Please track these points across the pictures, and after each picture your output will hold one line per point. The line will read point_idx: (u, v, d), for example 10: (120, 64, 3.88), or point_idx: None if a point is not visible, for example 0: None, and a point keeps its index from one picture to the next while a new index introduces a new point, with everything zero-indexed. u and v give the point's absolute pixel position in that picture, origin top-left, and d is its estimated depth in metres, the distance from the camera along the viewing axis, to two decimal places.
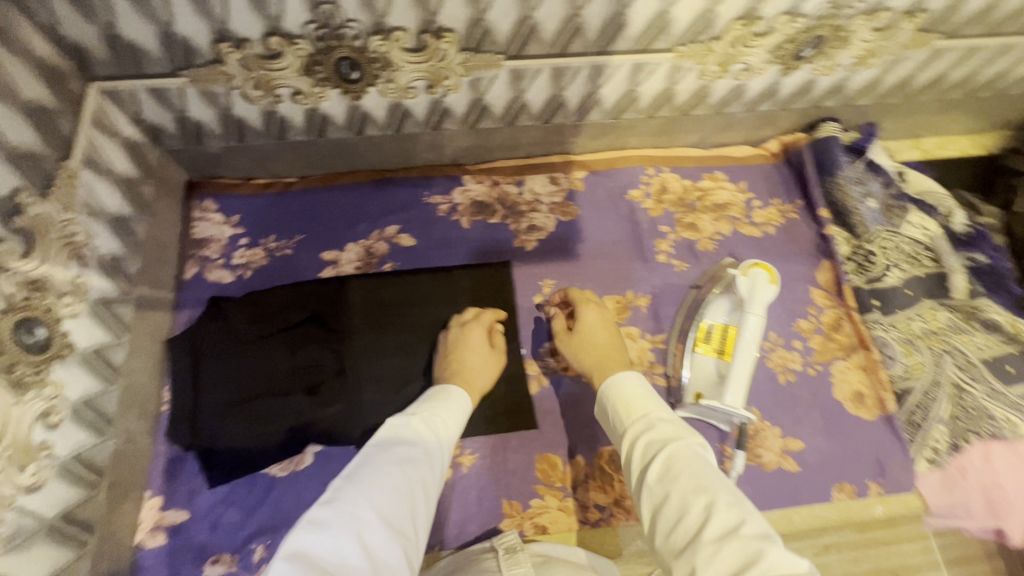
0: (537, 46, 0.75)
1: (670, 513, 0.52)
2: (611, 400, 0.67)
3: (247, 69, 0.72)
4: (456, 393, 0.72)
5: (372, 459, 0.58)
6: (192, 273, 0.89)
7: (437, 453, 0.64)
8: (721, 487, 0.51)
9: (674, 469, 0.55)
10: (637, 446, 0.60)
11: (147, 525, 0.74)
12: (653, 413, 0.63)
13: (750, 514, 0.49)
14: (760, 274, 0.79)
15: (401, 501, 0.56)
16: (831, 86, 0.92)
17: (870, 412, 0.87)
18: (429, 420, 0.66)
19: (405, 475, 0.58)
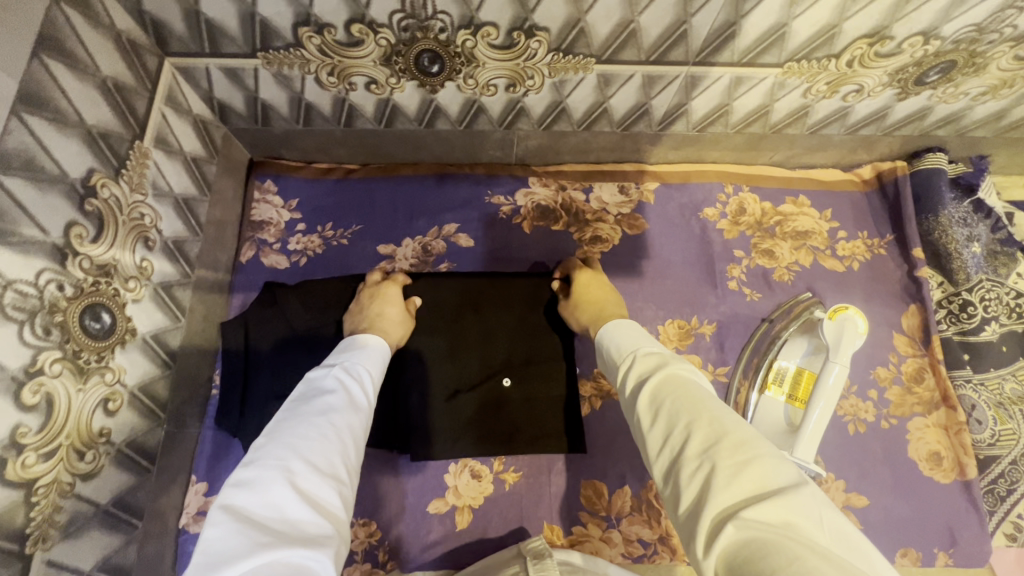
0: (634, 52, 0.68)
1: (656, 433, 0.48)
2: (606, 345, 0.63)
3: (326, 55, 0.68)
4: (376, 341, 0.68)
5: (298, 407, 0.55)
6: (248, 255, 0.88)
7: (361, 396, 0.59)
8: (705, 405, 0.47)
9: (660, 394, 0.50)
10: (630, 378, 0.56)
11: (192, 509, 0.74)
12: (643, 346, 0.59)
13: (735, 426, 0.45)
14: (850, 320, 0.72)
15: (331, 445, 0.51)
16: (948, 115, 0.83)
17: (946, 476, 0.81)
18: (350, 370, 0.62)
19: (321, 413, 0.54)
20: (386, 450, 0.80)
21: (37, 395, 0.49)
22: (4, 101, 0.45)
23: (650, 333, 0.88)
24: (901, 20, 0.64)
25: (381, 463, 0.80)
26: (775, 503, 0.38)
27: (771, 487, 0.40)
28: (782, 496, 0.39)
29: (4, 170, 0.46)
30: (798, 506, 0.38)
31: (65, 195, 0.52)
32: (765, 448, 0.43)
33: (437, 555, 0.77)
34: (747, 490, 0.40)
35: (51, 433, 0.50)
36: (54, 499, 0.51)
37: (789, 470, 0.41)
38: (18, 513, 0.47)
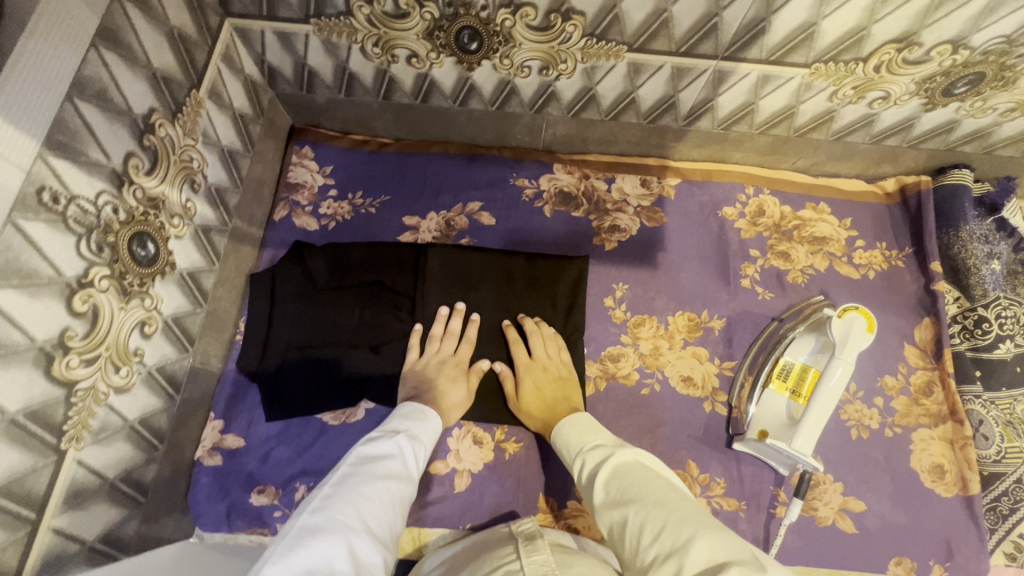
0: (665, 42, 0.71)
1: (616, 525, 0.54)
2: (558, 440, 0.69)
3: (373, 26, 0.73)
4: (434, 416, 0.74)
5: (363, 465, 0.61)
6: (281, 215, 0.93)
7: (413, 470, 0.65)
8: (652, 492, 0.54)
9: (613, 487, 0.57)
10: (584, 473, 0.62)
11: (207, 443, 0.78)
12: (589, 442, 0.66)
13: (683, 509, 0.51)
14: (858, 320, 0.73)
15: (386, 513, 0.56)
16: (975, 130, 0.84)
17: (948, 489, 0.80)
18: (411, 442, 0.68)
19: (384, 479, 0.60)
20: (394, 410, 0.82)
21: (85, 304, 0.53)
22: (85, 34, 0.50)
23: (660, 322, 0.89)
24: (929, 26, 0.66)
25: None
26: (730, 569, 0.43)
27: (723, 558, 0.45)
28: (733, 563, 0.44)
29: (80, 95, 0.51)
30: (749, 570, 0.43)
31: (128, 127, 0.57)
32: (710, 525, 0.49)
33: (433, 514, 0.79)
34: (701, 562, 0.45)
35: (94, 342, 0.54)
36: (90, 404, 0.55)
37: (735, 543, 0.47)
38: (60, 408, 0.51)
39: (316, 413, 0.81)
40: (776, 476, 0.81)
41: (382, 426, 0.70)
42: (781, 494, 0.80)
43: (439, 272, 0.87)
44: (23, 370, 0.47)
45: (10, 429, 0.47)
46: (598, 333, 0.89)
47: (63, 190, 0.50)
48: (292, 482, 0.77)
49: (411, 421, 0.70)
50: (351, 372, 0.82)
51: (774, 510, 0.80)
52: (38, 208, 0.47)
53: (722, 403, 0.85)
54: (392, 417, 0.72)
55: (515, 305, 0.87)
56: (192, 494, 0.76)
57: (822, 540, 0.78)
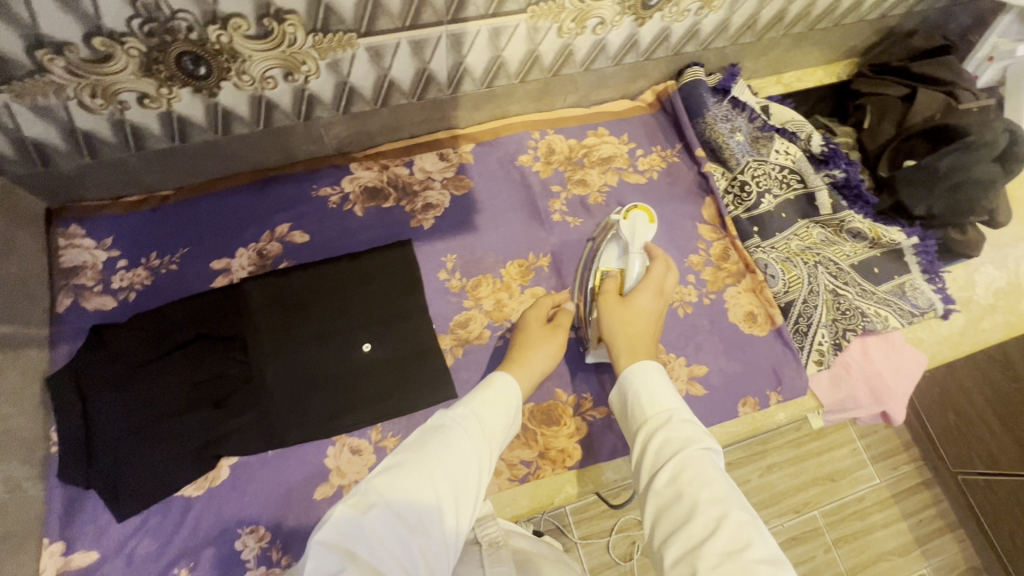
0: (389, 20, 0.74)
1: (673, 519, 0.49)
2: (634, 388, 0.61)
3: (79, 77, 0.67)
4: (506, 386, 0.66)
5: (425, 446, 0.53)
6: (66, 304, 0.84)
7: (483, 451, 0.57)
8: (734, 501, 0.47)
9: (688, 476, 0.50)
10: (657, 441, 0.55)
11: (52, 572, 0.70)
12: (676, 411, 0.58)
13: (762, 537, 0.45)
14: (638, 215, 0.82)
15: (432, 500, 0.49)
16: (686, 31, 0.98)
17: (762, 328, 0.94)
18: (480, 417, 0.60)
19: (436, 461, 0.52)
20: (259, 455, 0.79)
21: None
22: None
23: (495, 277, 0.95)
24: None
25: (255, 471, 0.78)
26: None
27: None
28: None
29: None
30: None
31: None
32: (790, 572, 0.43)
33: None
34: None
35: None
36: None
37: None
38: None
39: (175, 491, 0.75)
40: None
41: (467, 400, 0.62)
42: None
43: (264, 304, 0.86)
44: None
45: None
46: (442, 307, 0.92)
47: None
48: (169, 571, 0.72)
49: (488, 399, 0.63)
50: (200, 434, 0.77)
51: None
52: None
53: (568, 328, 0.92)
54: (475, 391, 0.65)
55: (353, 309, 0.88)
56: None
57: None
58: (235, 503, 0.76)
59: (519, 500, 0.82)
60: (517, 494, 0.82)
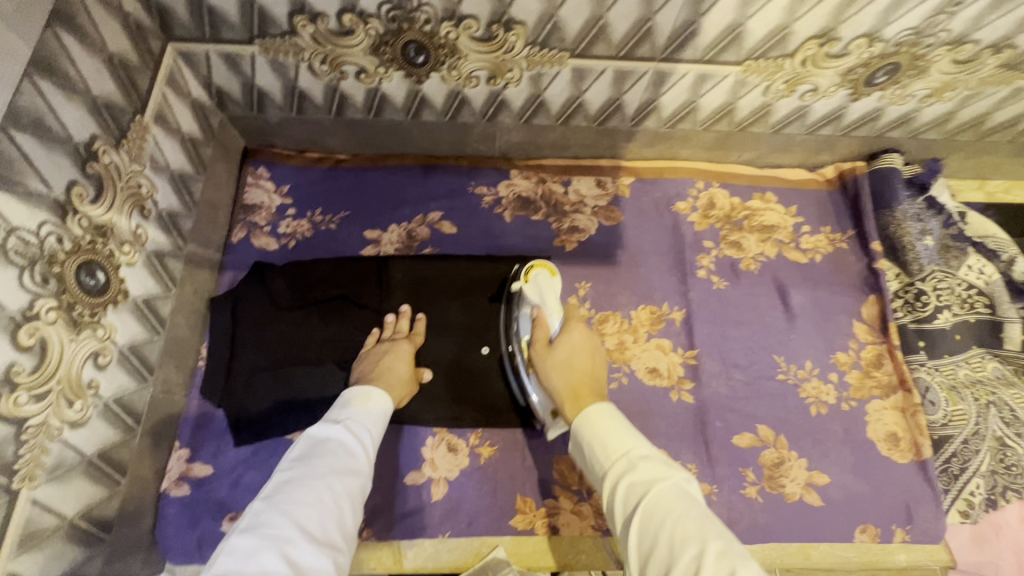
0: (605, 47, 0.74)
1: (658, 566, 0.49)
2: (587, 437, 0.60)
3: (319, 44, 0.73)
4: (377, 395, 0.73)
5: (302, 466, 0.62)
6: (239, 237, 0.91)
7: (357, 456, 0.66)
8: (710, 534, 0.48)
9: (658, 514, 0.50)
10: (622, 493, 0.54)
11: (174, 474, 0.76)
12: (630, 447, 0.58)
13: (745, 562, 0.46)
14: (539, 275, 0.80)
15: (326, 509, 0.58)
16: (899, 116, 0.89)
17: (903, 455, 0.84)
18: (352, 430, 0.68)
19: (321, 475, 0.61)
20: None
21: (32, 338, 0.52)
22: (18, 64, 0.49)
23: (624, 317, 0.92)
24: (845, 22, 0.70)
25: None
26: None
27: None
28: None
29: (16, 126, 0.50)
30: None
31: (69, 155, 0.56)
32: None
33: (412, 525, 0.79)
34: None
35: (43, 375, 0.53)
36: (43, 441, 0.54)
37: None
38: (8, 445, 0.50)
39: (286, 434, 0.80)
40: (743, 457, 0.84)
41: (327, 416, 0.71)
42: (749, 474, 0.83)
43: (403, 283, 0.89)
44: None
45: None
46: None
47: None
48: None
49: (351, 408, 0.71)
50: (319, 389, 0.81)
51: (747, 490, 0.82)
52: None
53: (687, 391, 0.88)
54: (336, 405, 0.73)
55: (481, 310, 0.89)
56: (160, 529, 0.74)
57: (792, 515, 0.81)
58: None
59: (597, 551, 0.79)
60: (595, 545, 0.79)
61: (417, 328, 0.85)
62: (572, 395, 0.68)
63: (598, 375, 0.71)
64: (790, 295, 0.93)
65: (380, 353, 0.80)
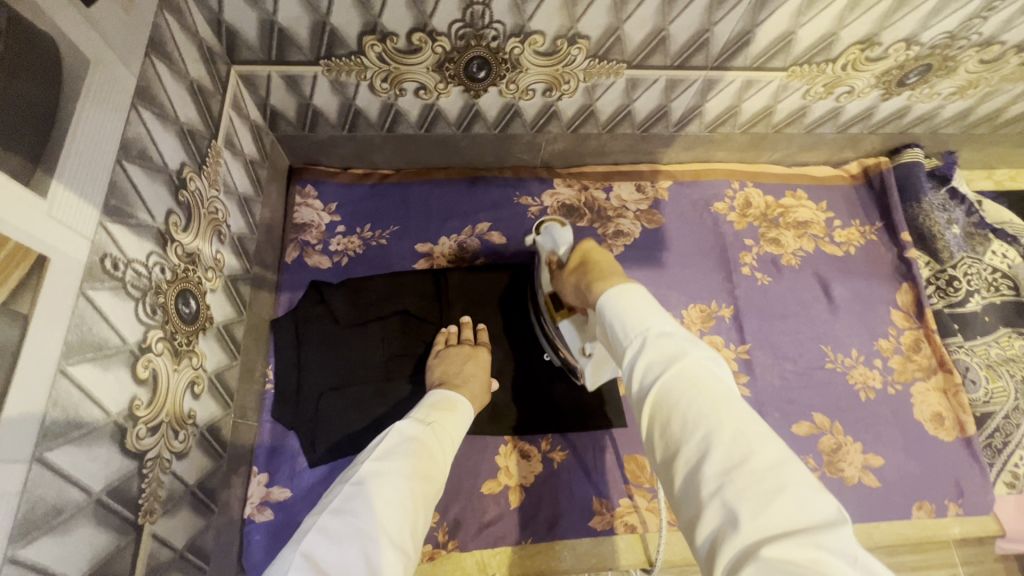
0: (661, 57, 0.76)
1: (666, 445, 0.42)
2: (610, 306, 0.51)
3: (384, 63, 0.74)
4: (462, 408, 0.71)
5: (390, 460, 0.58)
6: (293, 256, 0.91)
7: (440, 464, 0.61)
8: (726, 415, 0.40)
9: (674, 392, 0.42)
10: (637, 369, 0.45)
11: (255, 500, 0.75)
12: (651, 319, 0.48)
13: (766, 446, 0.38)
14: (551, 224, 0.80)
15: (409, 512, 0.54)
16: (924, 113, 0.95)
17: (948, 434, 0.89)
18: (438, 435, 0.64)
19: (410, 476, 0.57)
20: None
21: (147, 370, 0.51)
22: (127, 95, 0.49)
23: (676, 317, 0.95)
24: (888, 28, 0.74)
25: None
26: (806, 536, 0.32)
27: (809, 519, 0.34)
28: (808, 533, 0.33)
29: (127, 157, 0.49)
30: (835, 544, 0.32)
31: (166, 185, 0.56)
32: (796, 471, 0.36)
33: (493, 534, 0.79)
34: (787, 524, 0.34)
35: (155, 408, 0.52)
36: (158, 474, 0.53)
37: (821, 502, 0.35)
38: (133, 481, 0.49)
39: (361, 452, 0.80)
40: (804, 445, 0.87)
41: (411, 414, 0.67)
42: (811, 461, 0.86)
43: (463, 294, 0.90)
44: (103, 448, 0.45)
45: (96, 510, 0.44)
46: None
47: (121, 256, 0.48)
48: None
49: (437, 412, 0.68)
50: (391, 404, 0.81)
51: (809, 476, 0.85)
52: (102, 276, 0.45)
53: (743, 385, 0.91)
54: (418, 406, 0.70)
55: None
56: (246, 556, 0.73)
57: (853, 498, 0.85)
58: None
59: (674, 546, 0.81)
60: (672, 539, 0.81)
61: (483, 336, 0.86)
62: (590, 284, 0.60)
63: (614, 266, 0.63)
64: (831, 287, 0.97)
65: (458, 359, 0.79)
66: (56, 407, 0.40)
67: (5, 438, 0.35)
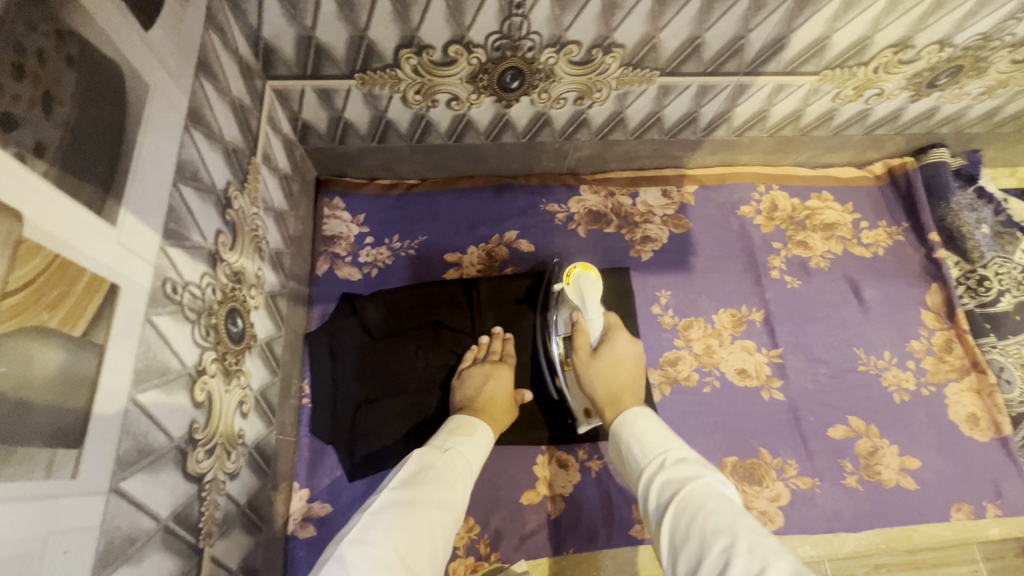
0: (695, 64, 0.76)
1: (690, 556, 0.48)
2: (625, 437, 0.63)
3: (419, 75, 0.74)
4: (481, 431, 0.69)
5: (406, 491, 0.59)
6: (324, 269, 0.91)
7: (456, 492, 0.61)
8: (740, 528, 0.46)
9: (691, 507, 0.50)
10: (657, 486, 0.55)
11: (297, 516, 0.76)
12: (669, 450, 0.58)
13: (779, 557, 0.43)
14: (583, 276, 0.80)
15: (425, 544, 0.55)
16: (952, 113, 0.95)
17: (984, 434, 0.89)
18: (455, 460, 0.64)
19: (426, 505, 0.58)
20: None
21: (203, 393, 0.51)
22: (180, 117, 0.49)
23: (707, 322, 0.95)
24: (923, 31, 0.74)
25: None
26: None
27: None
28: None
29: (182, 179, 0.49)
30: None
31: (215, 204, 0.55)
32: None
33: (534, 545, 0.79)
34: None
35: (211, 431, 0.52)
36: (215, 496, 0.53)
37: None
38: (194, 505, 0.49)
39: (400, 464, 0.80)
40: (841, 449, 0.87)
41: (429, 440, 0.67)
42: (848, 464, 0.86)
43: (493, 304, 0.89)
44: (168, 473, 0.45)
45: (164, 537, 0.44)
46: (654, 341, 0.93)
47: (179, 279, 0.48)
48: None
49: (456, 437, 0.67)
50: (427, 417, 0.81)
51: (846, 480, 0.85)
52: (164, 301, 0.45)
53: (777, 389, 0.91)
54: (440, 431, 0.69)
55: None
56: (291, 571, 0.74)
57: (891, 501, 0.85)
58: None
59: None
60: None
61: (509, 352, 0.84)
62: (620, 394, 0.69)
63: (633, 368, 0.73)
64: (862, 289, 0.97)
65: (480, 377, 0.79)
66: (127, 435, 0.40)
67: (87, 471, 0.35)
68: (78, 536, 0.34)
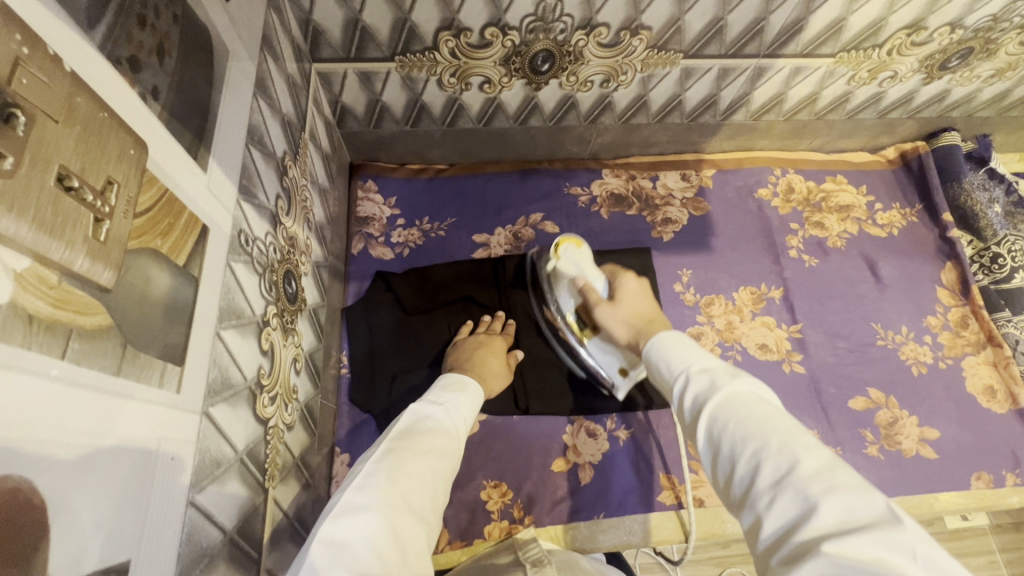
0: (716, 47, 0.80)
1: (723, 457, 0.44)
2: (651, 358, 0.58)
3: (455, 57, 0.78)
4: (473, 387, 0.67)
5: (406, 437, 0.54)
6: (358, 249, 0.95)
7: (451, 441, 0.57)
8: (769, 428, 0.43)
9: (722, 416, 0.46)
10: (685, 396, 0.51)
11: (339, 479, 0.79)
12: (696, 362, 0.53)
13: (810, 453, 0.40)
14: (567, 248, 0.77)
15: (428, 488, 0.50)
16: (963, 96, 0.99)
17: (1001, 406, 0.91)
18: (451, 416, 0.60)
19: (427, 452, 0.53)
20: (507, 418, 0.86)
21: (267, 343, 0.54)
22: (250, 85, 0.53)
23: (728, 299, 0.97)
24: (935, 13, 0.78)
25: (502, 434, 0.85)
26: (860, 533, 0.34)
27: (858, 518, 0.35)
28: (867, 531, 0.34)
29: (252, 142, 0.53)
30: (892, 537, 0.33)
31: (275, 169, 0.59)
32: (844, 476, 0.38)
33: (566, 511, 0.81)
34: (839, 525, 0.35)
35: (274, 380, 0.56)
36: (277, 440, 0.56)
37: (873, 502, 0.36)
38: (261, 444, 0.52)
39: None
40: (861, 420, 0.89)
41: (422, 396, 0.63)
42: (869, 435, 0.88)
43: (520, 282, 0.93)
44: (243, 409, 0.48)
45: (240, 468, 0.47)
46: (677, 317, 0.96)
47: (250, 233, 0.51)
48: None
49: (449, 392, 0.64)
50: None
51: (868, 449, 0.88)
52: (240, 250, 0.49)
53: (797, 363, 0.93)
54: (430, 390, 0.66)
55: None
56: None
57: (912, 469, 0.87)
58: (481, 460, 0.83)
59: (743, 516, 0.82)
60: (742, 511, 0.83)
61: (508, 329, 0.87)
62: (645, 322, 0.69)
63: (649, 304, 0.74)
64: (879, 267, 1.00)
65: (473, 344, 0.82)
66: (215, 365, 0.43)
67: (187, 389, 0.38)
68: (182, 447, 0.37)
